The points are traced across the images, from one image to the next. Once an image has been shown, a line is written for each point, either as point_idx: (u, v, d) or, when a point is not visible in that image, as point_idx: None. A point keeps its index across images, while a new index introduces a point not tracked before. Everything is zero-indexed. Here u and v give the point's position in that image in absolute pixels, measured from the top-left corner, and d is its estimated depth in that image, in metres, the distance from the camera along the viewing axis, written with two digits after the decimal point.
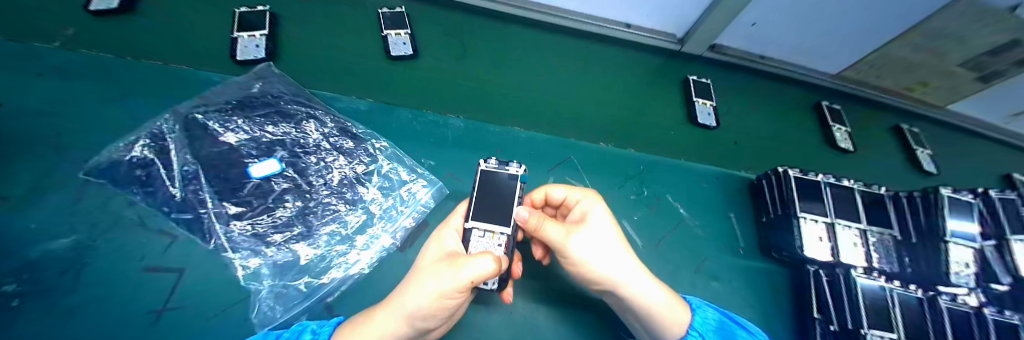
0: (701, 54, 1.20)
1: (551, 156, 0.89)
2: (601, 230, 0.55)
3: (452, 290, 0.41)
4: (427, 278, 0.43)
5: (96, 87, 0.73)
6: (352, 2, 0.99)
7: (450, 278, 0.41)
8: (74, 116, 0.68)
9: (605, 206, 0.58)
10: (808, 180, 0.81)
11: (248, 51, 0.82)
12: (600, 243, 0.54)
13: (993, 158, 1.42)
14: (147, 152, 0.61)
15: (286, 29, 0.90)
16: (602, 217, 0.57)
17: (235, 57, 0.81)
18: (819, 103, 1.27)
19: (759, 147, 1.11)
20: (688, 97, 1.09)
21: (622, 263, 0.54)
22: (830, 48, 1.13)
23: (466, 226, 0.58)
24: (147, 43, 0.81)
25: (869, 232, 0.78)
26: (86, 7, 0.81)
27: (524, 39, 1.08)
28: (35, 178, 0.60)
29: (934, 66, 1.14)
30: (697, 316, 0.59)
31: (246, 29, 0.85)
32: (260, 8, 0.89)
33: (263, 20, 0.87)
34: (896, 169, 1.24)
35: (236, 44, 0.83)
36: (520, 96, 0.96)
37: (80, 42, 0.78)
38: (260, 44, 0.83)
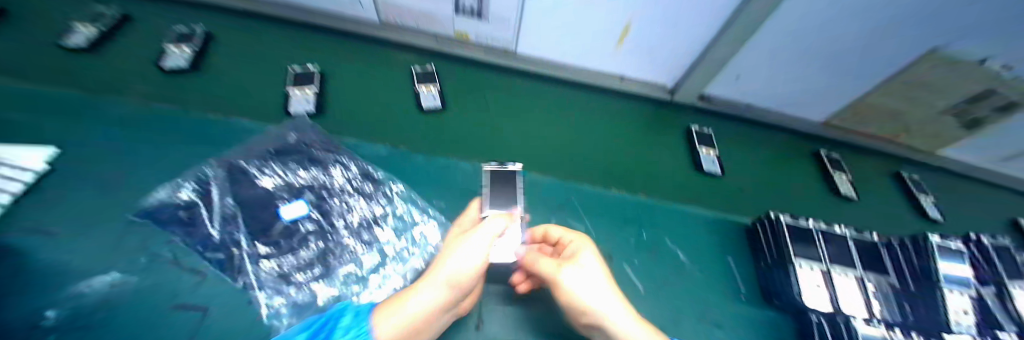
0: (694, 102, 1.29)
1: (552, 198, 0.95)
2: (590, 267, 0.58)
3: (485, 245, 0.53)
4: (466, 246, 0.53)
5: (153, 135, 0.84)
6: (384, 64, 1.16)
7: (479, 236, 0.54)
8: (131, 161, 0.78)
9: (595, 249, 0.62)
10: (800, 226, 0.84)
11: (298, 104, 0.96)
12: (587, 278, 0.56)
13: (992, 202, 1.44)
14: (193, 196, 0.67)
15: (327, 86, 1.05)
16: (591, 256, 0.61)
17: (288, 110, 0.95)
18: (818, 150, 1.34)
19: (755, 191, 1.17)
20: (693, 146, 1.19)
21: (609, 301, 0.55)
22: (812, 97, 1.21)
23: (481, 216, 0.69)
24: (206, 97, 0.95)
25: (865, 278, 0.80)
26: (160, 66, 0.99)
27: (529, 91, 1.21)
28: (89, 219, 0.67)
29: (914, 114, 1.21)
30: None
31: (298, 86, 1.00)
32: (313, 69, 1.06)
33: (314, 79, 1.02)
34: (894, 213, 1.27)
35: (290, 98, 0.97)
36: (526, 142, 1.06)
37: (153, 97, 0.92)
38: (310, 99, 0.97)
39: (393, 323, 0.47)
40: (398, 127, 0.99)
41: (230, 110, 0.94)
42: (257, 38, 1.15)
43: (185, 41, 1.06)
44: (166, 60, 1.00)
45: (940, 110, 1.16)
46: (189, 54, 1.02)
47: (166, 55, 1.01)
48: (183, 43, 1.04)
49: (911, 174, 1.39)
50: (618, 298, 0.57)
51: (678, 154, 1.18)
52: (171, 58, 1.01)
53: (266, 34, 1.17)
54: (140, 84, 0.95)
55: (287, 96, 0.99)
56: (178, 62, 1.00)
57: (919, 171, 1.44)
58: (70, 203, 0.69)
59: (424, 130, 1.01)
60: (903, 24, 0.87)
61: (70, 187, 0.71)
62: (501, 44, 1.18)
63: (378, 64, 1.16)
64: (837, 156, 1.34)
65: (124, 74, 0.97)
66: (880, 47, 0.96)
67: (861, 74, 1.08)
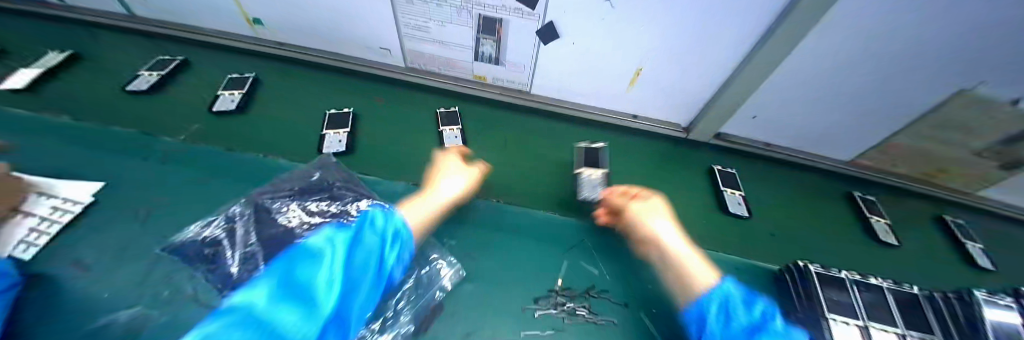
0: (710, 139, 1.29)
1: (565, 239, 0.94)
2: (656, 204, 0.85)
3: (470, 179, 0.91)
4: (456, 174, 0.90)
5: (193, 170, 0.91)
6: (409, 104, 1.25)
7: (468, 174, 0.91)
8: (171, 196, 0.84)
9: (663, 198, 0.88)
10: (832, 276, 0.81)
11: (331, 145, 1.04)
12: (654, 212, 0.83)
13: None
14: (216, 232, 0.71)
15: (358, 126, 1.14)
16: (659, 201, 0.87)
17: (322, 150, 1.02)
18: (851, 193, 1.29)
19: (777, 233, 1.13)
20: (716, 187, 1.18)
21: (668, 229, 0.79)
22: (831, 137, 1.20)
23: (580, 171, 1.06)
24: (246, 136, 1.04)
25: (908, 337, 0.72)
26: (210, 109, 1.09)
27: (545, 130, 1.26)
28: (128, 251, 0.73)
29: (948, 157, 1.15)
30: (730, 283, 0.66)
31: (332, 127, 1.09)
32: (346, 110, 1.15)
33: (347, 120, 1.11)
34: (937, 262, 1.17)
35: (324, 139, 1.06)
36: (542, 181, 1.09)
37: (200, 136, 1.02)
38: (342, 139, 1.05)
39: (416, 212, 0.76)
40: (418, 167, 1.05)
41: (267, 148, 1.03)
42: (299, 79, 1.27)
43: (237, 85, 1.17)
44: (217, 103, 1.10)
45: (977, 149, 1.07)
46: (238, 96, 1.12)
47: (218, 98, 1.12)
48: (234, 88, 1.16)
49: (954, 218, 1.31)
50: (677, 231, 0.80)
51: (692, 195, 1.17)
52: (223, 101, 1.12)
53: (302, 78, 1.28)
54: (197, 123, 1.06)
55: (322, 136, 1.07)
56: (227, 105, 1.10)
57: (960, 214, 1.35)
58: (118, 234, 0.75)
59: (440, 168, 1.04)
60: (915, 71, 0.86)
61: (120, 222, 0.78)
62: (518, 85, 1.24)
63: (401, 105, 1.24)
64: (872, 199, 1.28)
65: (176, 115, 1.07)
66: (901, 93, 0.94)
67: (881, 119, 1.06)
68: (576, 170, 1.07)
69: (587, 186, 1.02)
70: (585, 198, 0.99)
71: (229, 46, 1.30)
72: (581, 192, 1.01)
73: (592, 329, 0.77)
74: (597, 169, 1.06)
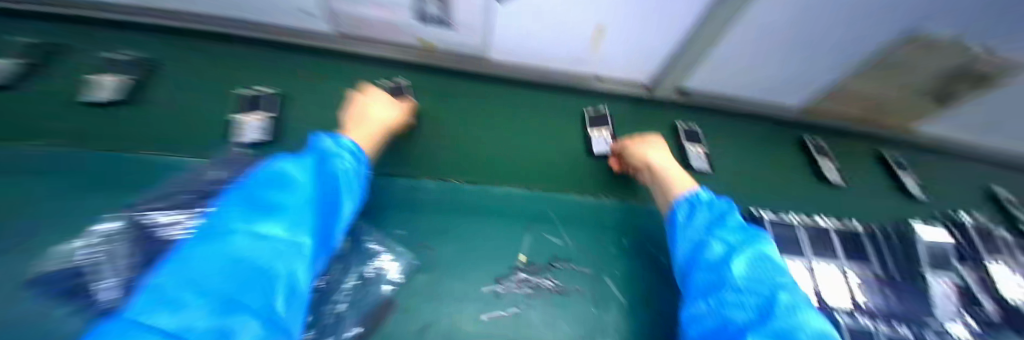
0: (674, 96, 1.25)
1: (526, 213, 0.89)
2: (653, 138, 0.94)
3: (399, 105, 0.94)
4: (385, 101, 0.92)
5: (80, 184, 0.76)
6: (346, 79, 1.09)
7: (394, 101, 0.94)
8: (51, 219, 0.70)
9: (662, 137, 0.95)
10: (784, 224, 0.83)
11: (248, 133, 0.89)
12: (653, 146, 0.90)
13: (967, 176, 1.47)
14: (82, 257, 0.54)
15: (285, 110, 0.98)
16: (655, 136, 0.96)
17: (237, 140, 0.87)
18: (801, 138, 1.33)
19: (738, 184, 1.16)
20: (679, 141, 1.17)
21: (663, 154, 0.88)
22: (786, 86, 1.21)
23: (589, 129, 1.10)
24: (148, 135, 0.87)
25: (849, 271, 0.77)
26: (91, 103, 0.89)
27: (504, 98, 1.16)
28: None
29: (890, 96, 1.20)
30: (703, 189, 0.75)
31: (248, 112, 0.93)
32: (267, 90, 0.99)
33: (273, 104, 0.96)
34: (876, 196, 1.27)
35: (239, 126, 0.90)
36: (504, 153, 1.02)
37: (82, 138, 0.84)
38: (262, 126, 0.90)
39: (360, 134, 0.79)
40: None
41: (173, 145, 0.87)
42: (203, 58, 1.06)
43: (124, 70, 0.97)
44: (97, 92, 0.90)
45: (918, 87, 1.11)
46: (124, 83, 0.93)
47: (96, 85, 0.92)
48: (120, 73, 0.95)
49: (892, 154, 1.40)
50: (671, 158, 0.87)
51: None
52: (102, 88, 0.91)
53: (209, 54, 1.06)
54: (70, 121, 0.86)
55: (235, 123, 0.91)
56: (110, 94, 0.90)
57: (896, 149, 1.45)
58: None
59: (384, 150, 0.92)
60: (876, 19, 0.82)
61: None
62: (469, 50, 1.09)
63: (338, 80, 1.08)
64: (822, 144, 1.33)
65: (38, 115, 0.85)
66: (853, 43, 0.93)
67: (832, 68, 1.06)
68: (588, 130, 1.10)
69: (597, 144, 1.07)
70: (596, 154, 1.05)
71: (102, 17, 1.03)
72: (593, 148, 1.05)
73: (558, 299, 0.75)
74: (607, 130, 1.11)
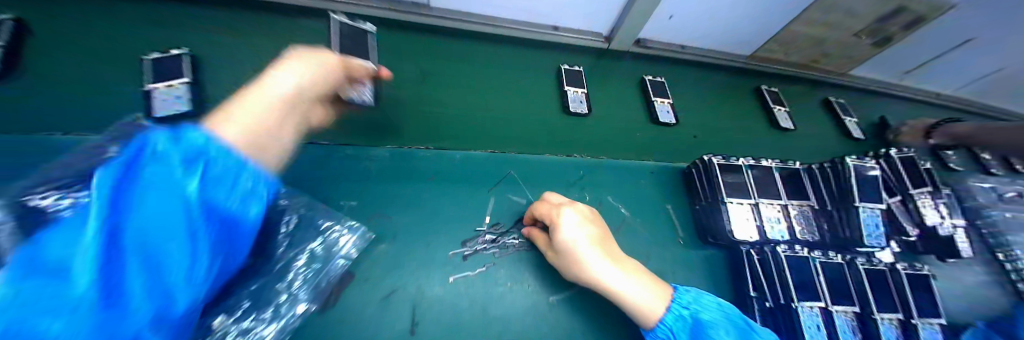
0: (629, 48, 1.21)
1: (488, 175, 0.83)
2: (572, 233, 0.61)
3: (326, 70, 0.57)
4: (301, 60, 0.53)
5: None
6: (271, 37, 0.95)
7: (320, 62, 0.56)
8: None
9: (586, 220, 0.63)
10: (730, 165, 0.84)
11: (165, 105, 0.72)
12: (586, 254, 0.59)
13: (904, 114, 1.58)
14: None
15: (207, 75, 0.84)
16: (572, 218, 0.63)
17: (152, 114, 0.71)
18: (758, 88, 1.36)
19: (703, 135, 1.17)
20: (647, 96, 1.15)
21: (595, 264, 0.58)
22: (748, 34, 1.20)
23: (565, 90, 1.06)
24: (33, 110, 0.70)
25: (789, 206, 0.83)
26: None
27: (460, 54, 1.07)
28: None
29: (836, 39, 1.25)
30: (672, 311, 0.56)
31: (162, 80, 0.76)
32: (176, 51, 0.80)
33: (182, 66, 0.78)
34: (824, 138, 1.35)
35: (151, 97, 0.73)
36: (463, 115, 0.96)
37: None
38: (182, 95, 0.74)
39: (253, 113, 0.41)
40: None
41: (62, 120, 0.71)
42: (75, 14, 0.84)
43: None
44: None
45: (859, 23, 1.15)
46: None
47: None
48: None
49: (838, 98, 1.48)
50: (611, 261, 0.59)
51: (626, 111, 1.12)
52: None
53: (90, 14, 0.86)
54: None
55: (147, 95, 0.74)
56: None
57: (844, 95, 1.53)
58: None
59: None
60: None
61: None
62: None
63: (265, 41, 0.94)
64: (775, 90, 1.38)
65: None
66: None
67: (790, 10, 1.07)
68: (564, 87, 1.06)
69: (573, 102, 1.05)
70: (572, 113, 1.03)
71: None
72: (569, 106, 1.04)
73: (525, 256, 0.73)
74: (582, 88, 1.08)
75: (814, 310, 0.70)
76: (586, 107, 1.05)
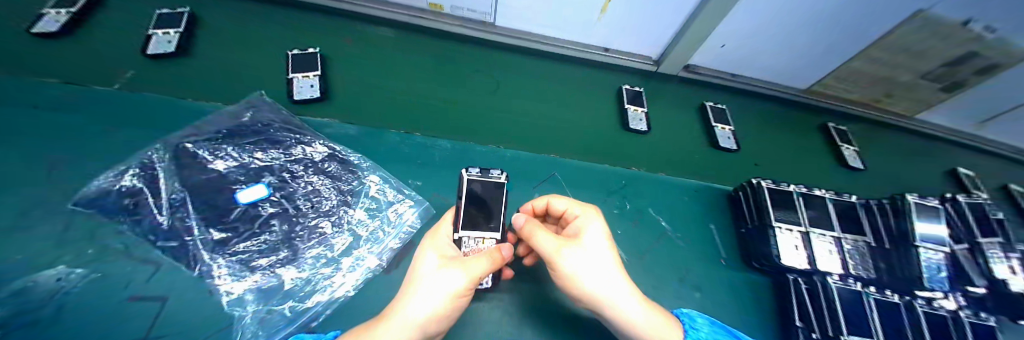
0: (677, 73, 1.25)
1: (535, 173, 0.90)
2: (597, 251, 0.53)
3: (464, 288, 0.47)
4: (435, 280, 0.46)
5: (110, 120, 0.78)
6: (359, 39, 1.08)
7: (462, 276, 0.47)
8: (84, 147, 0.73)
9: (604, 231, 0.56)
10: (781, 190, 0.83)
11: (303, 91, 0.89)
12: (597, 264, 0.52)
13: (985, 169, 1.44)
14: (137, 181, 0.61)
15: (328, 70, 0.98)
16: (597, 234, 0.56)
17: (293, 97, 0.87)
18: (825, 124, 1.35)
19: (752, 164, 1.16)
20: (707, 122, 1.17)
21: (616, 284, 0.52)
22: (802, 69, 1.20)
23: (626, 107, 1.10)
24: (189, 83, 0.90)
25: (843, 239, 0.80)
26: (144, 52, 0.92)
27: (517, 65, 1.16)
28: (42, 209, 0.64)
29: (900, 80, 1.22)
30: (689, 337, 0.55)
31: (300, 71, 0.93)
32: (311, 50, 0.98)
33: (315, 62, 0.95)
34: (882, 181, 1.28)
35: (293, 84, 0.90)
36: (518, 120, 1.02)
37: (136, 83, 0.88)
38: (315, 84, 0.90)
39: None
40: (388, 109, 0.94)
41: (206, 92, 0.89)
42: (225, 13, 1.07)
43: (168, 22, 0.98)
44: (150, 45, 0.93)
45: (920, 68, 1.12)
46: (175, 36, 0.95)
47: (150, 38, 0.94)
48: (166, 25, 0.97)
49: (899, 145, 1.42)
50: (625, 280, 0.52)
51: (680, 133, 1.14)
52: (156, 43, 0.94)
53: (231, 12, 1.07)
54: (131, 69, 0.90)
55: (289, 81, 0.91)
56: (163, 47, 0.93)
57: (908, 141, 1.45)
58: (25, 189, 0.65)
59: (414, 118, 0.94)
60: None
61: (21, 185, 0.65)
62: (479, 16, 1.07)
63: (354, 42, 1.07)
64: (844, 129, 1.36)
65: (83, 55, 0.90)
66: (867, 18, 0.95)
67: (847, 45, 1.07)
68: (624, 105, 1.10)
69: (633, 120, 1.09)
70: (632, 130, 1.07)
71: None
72: (631, 124, 1.08)
73: None
74: (643, 106, 1.12)
75: None
76: (645, 125, 1.09)
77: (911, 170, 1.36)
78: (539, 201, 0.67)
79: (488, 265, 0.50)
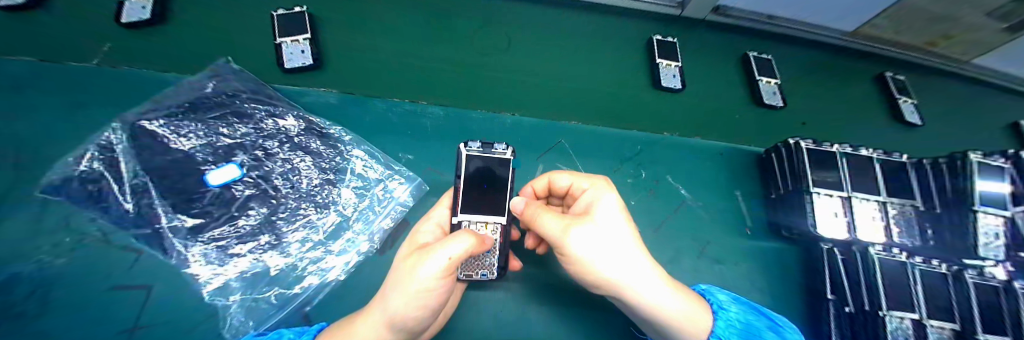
0: (705, 17, 1.07)
1: (539, 141, 0.80)
2: (611, 227, 0.46)
3: (436, 278, 0.36)
4: (403, 277, 0.37)
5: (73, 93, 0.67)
6: None
7: (432, 264, 0.36)
8: (27, 123, 0.63)
9: (621, 204, 0.49)
10: (822, 150, 0.73)
11: (294, 58, 0.77)
12: (615, 244, 0.45)
13: None
14: (97, 165, 0.54)
15: (321, 30, 0.84)
16: (611, 207, 0.48)
17: (284, 66, 0.76)
18: (882, 73, 1.19)
19: (787, 121, 1.02)
20: (751, 76, 1.03)
21: (634, 263, 0.45)
22: (850, 10, 1.01)
23: (657, 62, 0.96)
24: (182, 55, 0.77)
25: (888, 203, 0.72)
26: (118, 21, 0.76)
27: (519, 14, 0.99)
28: None
29: (964, 21, 1.01)
30: (719, 319, 0.48)
31: (287, 33, 0.79)
32: (298, 9, 0.82)
33: (303, 22, 0.81)
34: (930, 138, 1.14)
35: (281, 51, 0.78)
36: (522, 80, 0.89)
37: (123, 59, 0.74)
38: (306, 50, 0.78)
39: None
40: (374, 72, 0.82)
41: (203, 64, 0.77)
42: None
43: None
44: (124, 12, 0.77)
45: (988, 11, 0.94)
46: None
47: (123, 5, 0.78)
48: None
49: (954, 96, 1.25)
50: (645, 260, 0.46)
51: (706, 89, 1.00)
52: (131, 9, 0.78)
53: None
54: (109, 43, 0.75)
55: (277, 48, 0.79)
56: (139, 13, 0.77)
57: (964, 91, 1.27)
58: None
59: (402, 82, 0.82)
60: None
61: None
62: None
63: None
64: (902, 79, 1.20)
65: (42, 26, 0.74)
66: None
67: None
68: (656, 59, 0.96)
69: (665, 76, 0.95)
70: (664, 88, 0.94)
71: None
72: (661, 81, 0.94)
73: None
74: (677, 61, 0.97)
75: (904, 322, 0.60)
76: (679, 82, 0.95)
77: (965, 124, 1.22)
78: (542, 178, 0.59)
79: (465, 245, 0.39)
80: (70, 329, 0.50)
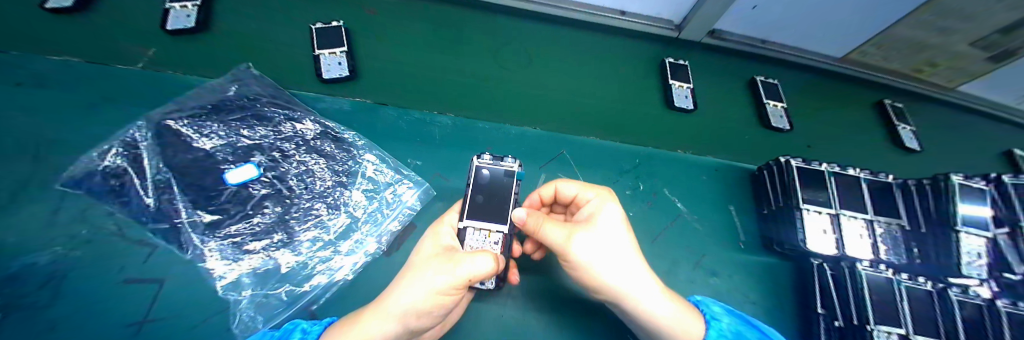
0: (701, 39, 1.12)
1: (542, 151, 0.84)
2: (612, 235, 0.49)
3: (452, 287, 0.41)
4: (425, 276, 0.41)
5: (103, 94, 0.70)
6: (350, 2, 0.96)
7: (453, 275, 0.41)
8: (53, 120, 0.65)
9: (623, 215, 0.51)
10: (811, 169, 0.76)
11: (331, 69, 0.81)
12: (615, 252, 0.48)
13: None
14: (120, 161, 0.57)
15: (354, 44, 0.88)
16: (614, 217, 0.51)
17: (322, 76, 0.79)
18: (881, 101, 1.24)
19: (783, 140, 1.06)
20: (758, 99, 1.08)
21: (633, 269, 0.48)
22: (842, 35, 1.06)
23: (670, 84, 1.00)
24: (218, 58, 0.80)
25: (875, 222, 0.75)
26: (163, 26, 0.80)
27: (527, 32, 1.03)
28: (15, 189, 0.58)
29: (949, 50, 1.06)
30: (711, 328, 0.50)
31: (326, 46, 0.84)
32: (335, 23, 0.87)
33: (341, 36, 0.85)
34: (918, 159, 1.19)
35: (320, 62, 0.81)
36: (528, 93, 0.92)
37: (163, 62, 0.78)
38: (344, 62, 0.82)
39: None
40: (387, 80, 0.85)
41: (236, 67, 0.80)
42: None
43: None
44: (168, 20, 0.81)
45: (969, 40, 1.00)
46: (193, 10, 0.83)
47: (167, 13, 0.82)
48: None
49: (941, 119, 1.30)
50: (643, 268, 0.49)
51: (704, 108, 1.04)
52: (174, 18, 0.82)
53: None
54: (151, 46, 0.79)
55: (315, 59, 0.83)
56: (181, 22, 0.81)
57: (951, 115, 1.32)
58: None
59: (411, 91, 0.85)
60: None
61: None
62: None
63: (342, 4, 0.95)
64: (899, 106, 1.25)
65: (84, 27, 0.78)
66: None
67: (893, 14, 0.92)
68: (669, 82, 1.01)
69: (677, 97, 1.00)
70: (677, 108, 0.98)
71: None
72: (676, 102, 0.98)
73: None
74: (688, 83, 1.02)
75: (892, 338, 0.62)
76: (692, 103, 1.00)
77: (954, 147, 1.26)
78: (546, 187, 0.61)
79: (486, 264, 0.43)
80: (82, 321, 0.51)
